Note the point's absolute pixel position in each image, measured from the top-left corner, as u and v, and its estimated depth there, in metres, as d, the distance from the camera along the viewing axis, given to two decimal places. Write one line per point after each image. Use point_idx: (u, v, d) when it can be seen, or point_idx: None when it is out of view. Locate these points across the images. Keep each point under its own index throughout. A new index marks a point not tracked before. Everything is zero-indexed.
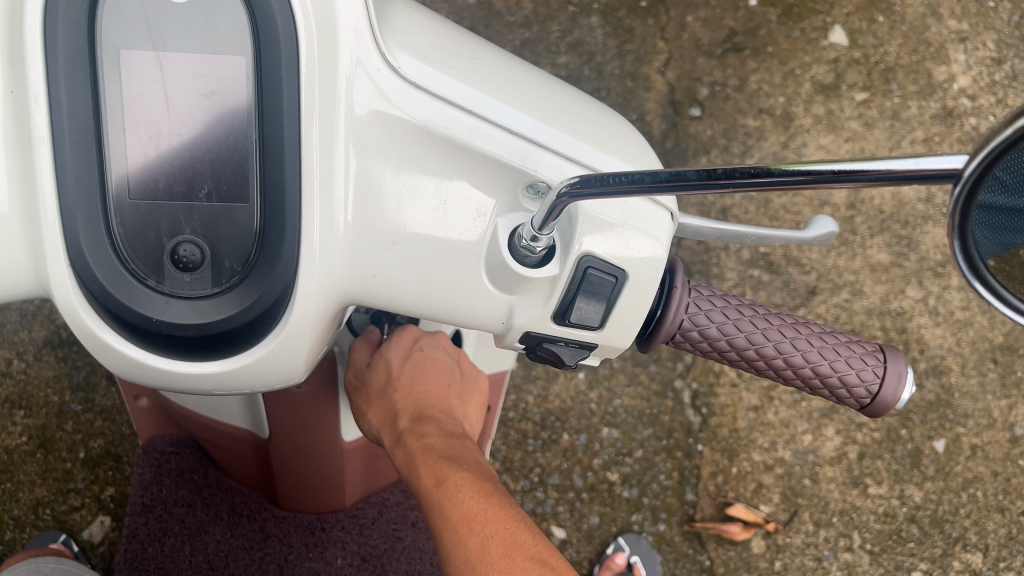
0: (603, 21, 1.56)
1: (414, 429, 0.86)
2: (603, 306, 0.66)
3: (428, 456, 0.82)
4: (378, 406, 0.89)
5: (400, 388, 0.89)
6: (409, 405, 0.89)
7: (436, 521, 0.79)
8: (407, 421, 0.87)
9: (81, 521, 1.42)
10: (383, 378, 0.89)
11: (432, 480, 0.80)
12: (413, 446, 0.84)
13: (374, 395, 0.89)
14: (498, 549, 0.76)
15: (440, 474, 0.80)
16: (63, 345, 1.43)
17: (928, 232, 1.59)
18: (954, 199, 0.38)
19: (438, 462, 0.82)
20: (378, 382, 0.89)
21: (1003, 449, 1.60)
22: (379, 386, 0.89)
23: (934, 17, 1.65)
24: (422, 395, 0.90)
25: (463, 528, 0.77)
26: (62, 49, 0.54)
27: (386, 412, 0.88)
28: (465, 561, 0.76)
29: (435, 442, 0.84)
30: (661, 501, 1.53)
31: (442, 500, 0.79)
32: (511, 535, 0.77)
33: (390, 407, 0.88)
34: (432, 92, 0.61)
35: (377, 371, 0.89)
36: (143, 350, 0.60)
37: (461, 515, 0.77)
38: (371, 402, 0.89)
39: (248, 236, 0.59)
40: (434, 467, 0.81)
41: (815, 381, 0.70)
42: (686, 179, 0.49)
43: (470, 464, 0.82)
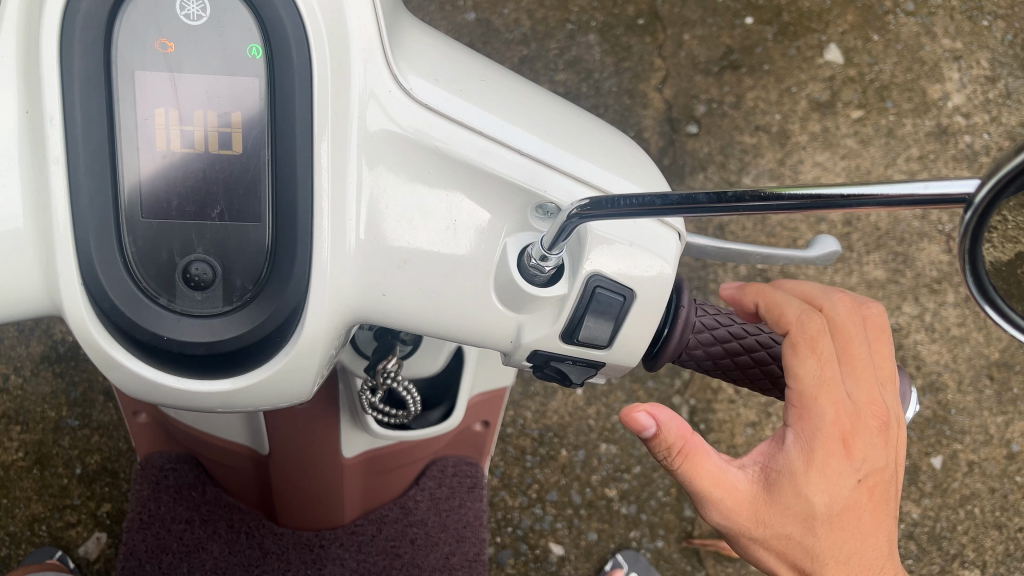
0: (600, 39, 1.57)
1: (864, 514, 0.79)
2: (611, 323, 0.66)
3: (819, 539, 0.78)
4: (827, 479, 0.75)
5: (807, 446, 0.74)
6: (874, 482, 0.78)
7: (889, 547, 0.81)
8: (861, 512, 0.79)
9: (77, 537, 1.41)
10: (855, 441, 0.74)
11: (785, 548, 0.79)
12: (830, 532, 0.78)
13: (836, 454, 0.74)
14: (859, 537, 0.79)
15: (827, 561, 0.79)
16: (61, 361, 1.42)
17: (924, 249, 1.60)
18: (965, 224, 0.39)
19: (879, 538, 0.80)
20: (863, 449, 0.75)
21: (1000, 465, 1.60)
22: (816, 462, 0.74)
23: (928, 36, 1.67)
24: (825, 452, 0.74)
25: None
26: (78, 69, 0.55)
27: (842, 502, 0.77)
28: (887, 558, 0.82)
29: (833, 524, 0.77)
30: (660, 517, 1.53)
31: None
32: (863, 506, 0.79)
33: (851, 502, 0.77)
34: (443, 114, 0.62)
35: (867, 448, 0.75)
36: (153, 368, 0.60)
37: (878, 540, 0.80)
38: (812, 470, 0.74)
39: (259, 255, 0.60)
40: (880, 543, 0.81)
41: (805, 390, 0.71)
42: (697, 202, 0.50)
43: (819, 484, 0.76)
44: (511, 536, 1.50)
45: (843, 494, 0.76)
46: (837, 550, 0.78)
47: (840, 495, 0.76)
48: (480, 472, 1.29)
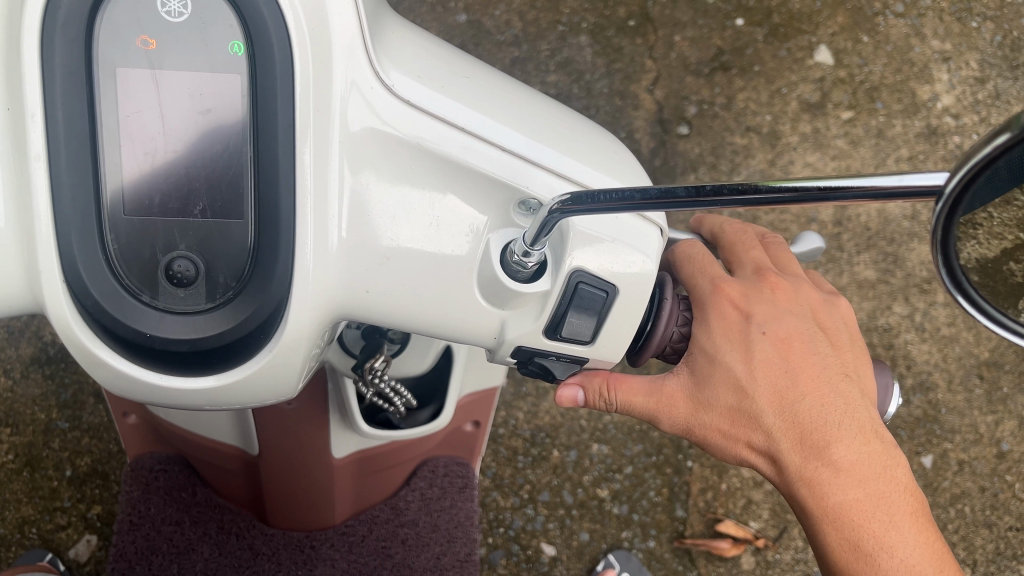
0: (591, 40, 1.58)
1: (797, 370, 0.78)
2: (594, 320, 0.67)
3: (757, 405, 0.79)
4: (734, 343, 0.78)
5: (735, 353, 0.78)
6: (795, 341, 0.79)
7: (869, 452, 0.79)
8: (789, 367, 0.78)
9: (67, 539, 1.41)
10: (747, 305, 0.79)
11: (730, 424, 0.81)
12: (764, 393, 0.78)
13: (736, 324, 0.79)
14: (831, 432, 0.78)
15: (771, 423, 0.79)
16: (51, 363, 1.42)
17: (914, 249, 1.61)
18: (937, 215, 0.39)
19: (824, 392, 0.78)
20: (759, 308, 0.79)
21: (990, 464, 1.61)
22: (716, 331, 0.78)
23: (918, 37, 1.67)
24: (752, 358, 0.78)
25: (799, 458, 0.80)
26: (59, 67, 0.55)
27: (762, 362, 0.78)
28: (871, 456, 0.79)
29: (761, 386, 0.78)
30: (651, 517, 1.54)
31: (822, 439, 0.79)
32: (822, 403, 0.78)
33: (771, 359, 0.78)
34: (425, 110, 0.62)
35: (762, 308, 0.79)
36: (137, 365, 0.60)
37: (849, 442, 0.79)
38: (716, 341, 0.78)
39: (242, 251, 0.60)
40: (831, 396, 0.78)
41: (702, 279, 0.79)
42: (675, 196, 0.50)
43: (756, 386, 0.78)
44: (503, 537, 1.51)
45: (758, 353, 0.78)
46: (793, 452, 0.80)
47: (756, 356, 0.78)
48: (471, 472, 1.29)
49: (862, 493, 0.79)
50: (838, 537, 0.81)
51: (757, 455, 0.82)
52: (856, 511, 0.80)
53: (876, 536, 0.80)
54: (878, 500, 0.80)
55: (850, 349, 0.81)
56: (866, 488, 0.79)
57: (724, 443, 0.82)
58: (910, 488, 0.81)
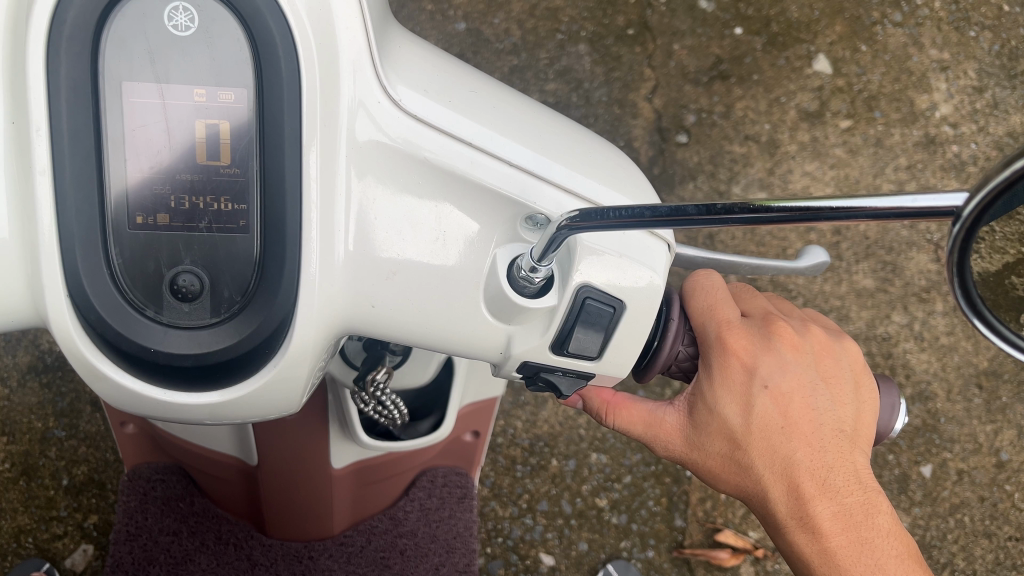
0: (590, 49, 1.58)
1: (792, 425, 0.77)
2: (601, 336, 0.66)
3: (748, 456, 0.78)
4: (734, 396, 0.77)
5: (730, 405, 0.77)
6: (794, 396, 0.77)
7: (854, 499, 0.78)
8: (785, 423, 0.76)
9: (63, 549, 1.40)
10: (752, 357, 0.76)
11: (722, 468, 0.81)
12: (756, 446, 0.78)
13: (738, 377, 0.76)
14: (818, 482, 0.78)
15: (761, 472, 0.79)
16: (48, 371, 1.41)
17: (913, 258, 1.60)
18: (953, 237, 0.39)
19: (816, 445, 0.77)
20: (765, 361, 0.76)
21: (989, 474, 1.60)
22: (716, 383, 0.76)
23: (916, 46, 1.67)
24: (747, 413, 0.77)
25: (785, 505, 0.79)
26: (65, 80, 0.55)
27: (759, 416, 0.77)
28: (856, 503, 0.78)
29: (751, 439, 0.78)
30: (650, 527, 1.53)
31: (809, 491, 0.78)
32: (813, 455, 0.77)
33: (768, 415, 0.77)
34: (433, 125, 0.62)
35: (767, 361, 0.76)
36: (140, 379, 0.60)
37: (836, 491, 0.78)
38: (714, 393, 0.77)
39: (247, 265, 0.59)
40: (821, 450, 0.77)
41: (710, 322, 0.75)
42: (686, 214, 0.49)
43: (748, 439, 0.78)
44: (502, 546, 1.50)
45: (756, 409, 0.76)
46: (781, 499, 0.79)
47: (753, 410, 0.76)
48: (470, 482, 1.29)
49: (846, 541, 0.79)
50: None
51: (748, 497, 0.82)
52: (837, 558, 0.79)
53: None
54: (860, 549, 0.79)
55: (856, 401, 0.77)
56: (851, 535, 0.79)
57: (718, 481, 0.83)
58: (896, 535, 0.80)
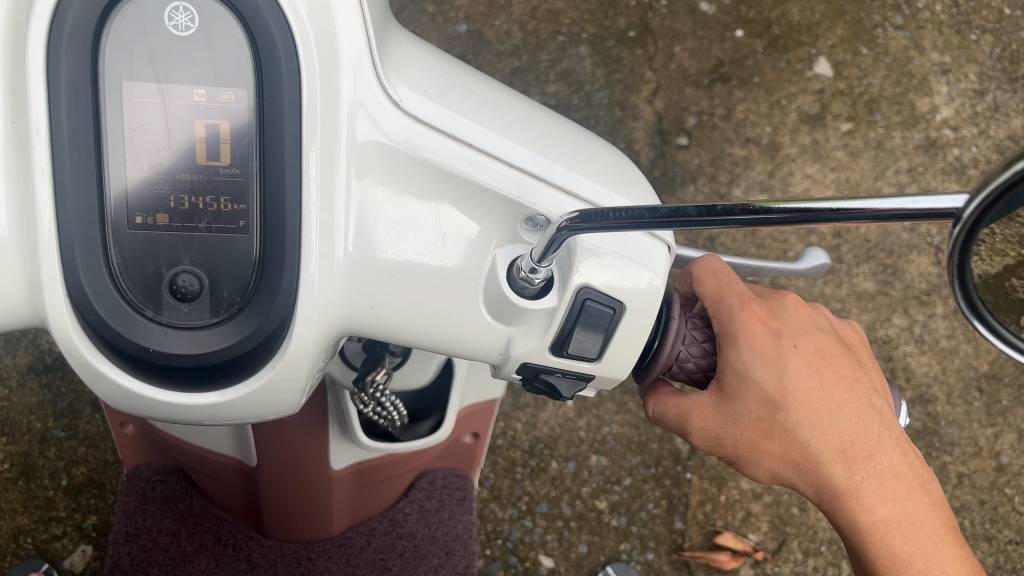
0: (591, 51, 1.58)
1: (832, 381, 0.77)
2: (601, 336, 0.66)
3: (794, 419, 0.76)
4: (768, 360, 0.76)
5: (769, 370, 0.76)
6: (824, 353, 0.77)
7: (900, 455, 0.78)
8: (824, 379, 0.76)
9: (62, 549, 1.40)
10: (776, 322, 0.77)
11: (765, 440, 0.78)
12: (801, 407, 0.76)
13: (769, 341, 0.76)
14: (870, 438, 0.76)
15: (809, 437, 0.76)
16: (47, 371, 1.40)
17: (914, 261, 1.60)
18: (953, 239, 0.39)
19: (858, 401, 0.77)
20: (787, 325, 0.77)
21: (989, 477, 1.60)
22: (747, 349, 0.75)
23: (917, 50, 1.67)
24: (788, 374, 0.76)
25: (839, 470, 0.77)
26: (65, 81, 0.55)
27: (797, 375, 0.76)
28: (904, 460, 0.78)
29: (799, 399, 0.76)
30: (649, 530, 1.53)
31: (863, 448, 0.76)
32: (859, 407, 0.77)
33: (809, 372, 0.76)
34: (433, 126, 0.62)
35: (790, 324, 0.77)
36: (139, 380, 0.60)
37: (888, 444, 0.77)
38: (748, 360, 0.75)
39: (247, 265, 0.59)
40: (865, 406, 0.77)
41: (728, 297, 0.76)
42: (685, 215, 0.49)
43: (793, 399, 0.76)
44: (502, 548, 1.50)
45: (793, 367, 0.76)
46: (835, 462, 0.77)
47: (793, 369, 0.76)
48: (470, 484, 1.28)
49: (904, 498, 0.77)
50: (883, 548, 0.78)
51: (792, 473, 0.79)
52: (894, 520, 0.78)
53: (917, 543, 0.78)
54: (916, 510, 0.78)
55: (870, 364, 0.80)
56: (907, 493, 0.78)
57: (759, 458, 0.79)
58: (937, 494, 0.80)
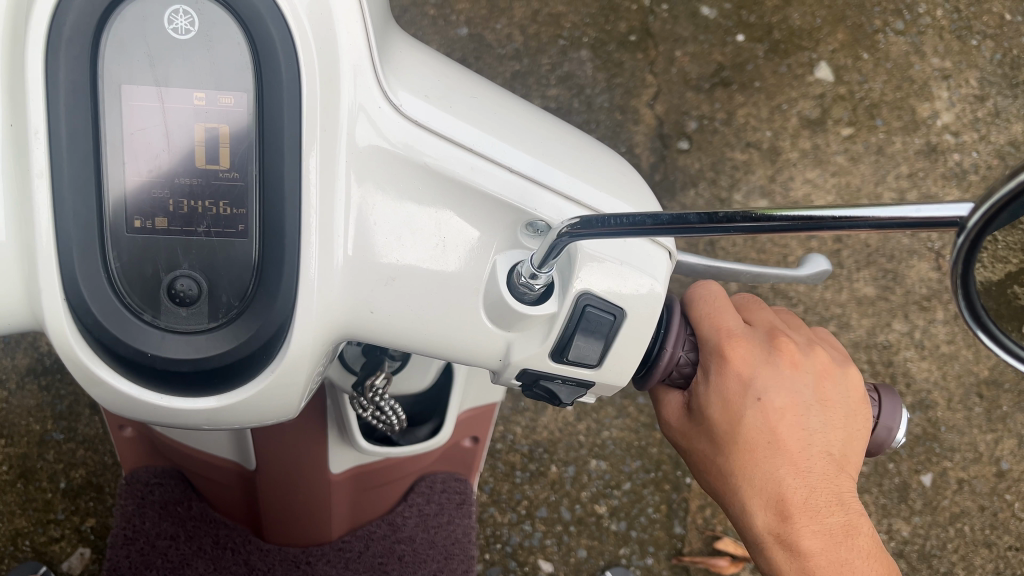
0: (592, 54, 1.58)
1: (782, 442, 0.74)
2: (602, 343, 0.66)
3: (730, 462, 0.77)
4: (723, 404, 0.75)
5: (719, 412, 0.76)
6: (787, 411, 0.74)
7: (833, 522, 0.76)
8: (773, 438, 0.74)
9: (60, 552, 1.40)
10: (750, 370, 0.74)
11: (707, 467, 0.80)
12: (739, 453, 0.76)
13: (734, 388, 0.74)
14: (799, 504, 0.75)
15: (739, 482, 0.77)
16: (46, 373, 1.40)
17: (914, 266, 1.60)
18: (957, 248, 0.39)
19: (801, 466, 0.75)
20: (763, 374, 0.74)
21: (990, 483, 1.60)
22: (710, 388, 0.75)
23: (918, 55, 1.67)
24: (734, 421, 0.75)
25: (763, 521, 0.77)
26: (64, 84, 0.54)
27: (746, 426, 0.75)
28: (836, 527, 0.76)
29: (740, 446, 0.76)
30: (649, 535, 1.52)
31: (792, 511, 0.75)
32: (798, 473, 0.75)
33: (756, 428, 0.75)
34: (432, 131, 0.61)
35: (766, 374, 0.74)
36: (137, 384, 0.59)
37: (819, 513, 0.75)
38: (706, 397, 0.76)
39: (246, 270, 0.59)
40: (807, 472, 0.75)
41: (710, 331, 0.75)
42: (687, 222, 0.49)
43: (733, 444, 0.76)
44: (501, 553, 1.49)
45: (745, 418, 0.75)
46: (757, 514, 0.77)
47: (741, 421, 0.75)
48: (469, 488, 1.28)
49: (825, 562, 0.77)
50: None
51: (727, 504, 0.81)
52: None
53: None
54: (836, 570, 0.77)
55: (849, 427, 0.75)
56: (830, 558, 0.77)
57: (703, 478, 0.82)
58: (874, 560, 0.78)
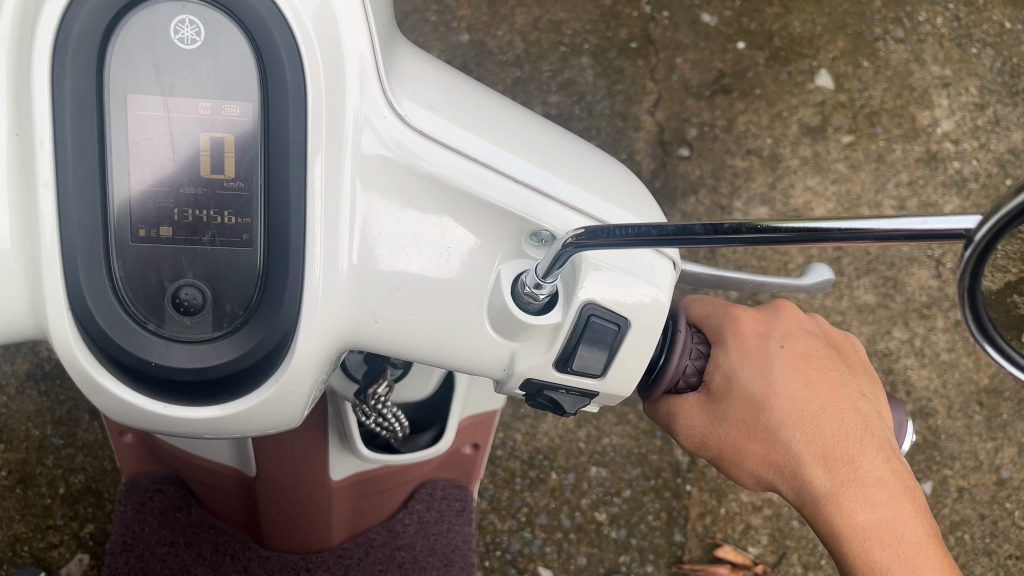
0: (593, 61, 1.58)
1: (817, 383, 0.75)
2: (606, 352, 0.66)
3: (776, 420, 0.75)
4: (753, 359, 0.76)
5: (753, 368, 0.76)
6: (811, 356, 0.77)
7: (886, 461, 0.75)
8: (809, 380, 0.75)
9: (59, 558, 1.39)
10: (763, 325, 0.78)
11: (748, 440, 0.77)
12: (783, 407, 0.75)
13: (754, 342, 0.77)
14: (852, 444, 0.74)
15: (790, 439, 0.75)
16: (46, 378, 1.40)
17: (914, 274, 1.60)
18: (964, 260, 0.39)
19: (846, 406, 0.75)
20: (775, 328, 0.78)
21: (990, 492, 1.59)
22: (732, 350, 0.77)
23: (918, 63, 1.67)
24: (770, 374, 0.75)
25: (820, 475, 0.75)
26: (70, 94, 0.54)
27: (781, 374, 0.75)
28: (890, 467, 0.76)
29: (782, 399, 0.75)
30: (649, 542, 1.52)
31: (847, 454, 0.74)
32: (847, 412, 0.74)
33: (791, 374, 0.75)
34: (437, 140, 0.61)
35: (778, 328, 0.78)
36: (140, 394, 0.59)
37: (872, 452, 0.75)
38: (734, 358, 0.76)
39: (251, 279, 0.59)
40: (852, 411, 0.75)
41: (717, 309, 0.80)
42: (692, 233, 0.49)
43: (775, 399, 0.75)
44: (500, 560, 1.49)
45: (778, 367, 0.75)
46: (814, 469, 0.75)
47: (775, 369, 0.75)
48: (469, 495, 1.28)
49: (887, 506, 0.75)
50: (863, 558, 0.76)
51: (773, 477, 0.78)
52: (875, 528, 0.75)
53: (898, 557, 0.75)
54: (897, 519, 0.76)
55: (863, 375, 0.79)
56: (891, 502, 0.75)
57: (741, 462, 0.79)
58: (922, 506, 0.78)
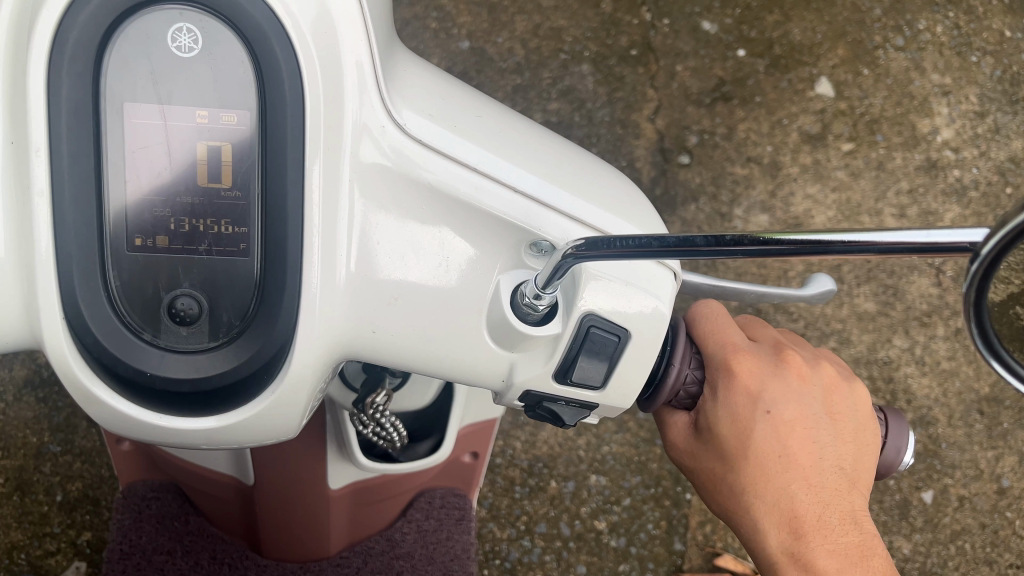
0: (593, 69, 1.58)
1: (793, 456, 0.73)
2: (605, 364, 0.66)
3: (740, 482, 0.75)
4: (733, 420, 0.74)
5: (729, 428, 0.74)
6: (796, 425, 0.73)
7: (845, 539, 0.75)
8: (784, 453, 0.73)
9: (56, 566, 1.38)
10: (756, 384, 0.73)
11: (716, 486, 0.78)
12: (750, 471, 0.74)
13: (743, 403, 0.73)
14: (811, 519, 0.74)
15: (750, 502, 0.75)
16: (44, 385, 1.39)
17: (914, 282, 1.60)
18: (971, 274, 0.38)
19: (815, 482, 0.73)
20: (770, 387, 0.73)
21: (991, 501, 1.59)
22: (719, 403, 0.74)
23: (918, 71, 1.67)
24: (744, 440, 0.73)
25: (776, 538, 0.76)
26: (66, 103, 0.54)
27: (757, 441, 0.73)
28: (849, 544, 0.75)
29: (750, 466, 0.74)
30: (649, 551, 1.51)
31: (806, 527, 0.74)
32: (811, 488, 0.73)
33: (767, 444, 0.73)
34: (436, 150, 0.61)
35: (773, 387, 0.73)
36: (136, 404, 0.59)
37: (832, 529, 0.74)
38: (717, 414, 0.74)
39: (248, 289, 0.59)
40: (820, 487, 0.73)
41: (717, 348, 0.74)
42: (694, 245, 0.48)
43: (744, 464, 0.74)
44: (499, 569, 1.48)
45: (756, 432, 0.73)
46: (771, 530, 0.76)
47: (752, 435, 0.73)
48: (469, 504, 1.27)
49: None
50: None
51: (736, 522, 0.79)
52: None
53: None
54: None
55: (857, 445, 0.73)
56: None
57: (710, 497, 0.80)
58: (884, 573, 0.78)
